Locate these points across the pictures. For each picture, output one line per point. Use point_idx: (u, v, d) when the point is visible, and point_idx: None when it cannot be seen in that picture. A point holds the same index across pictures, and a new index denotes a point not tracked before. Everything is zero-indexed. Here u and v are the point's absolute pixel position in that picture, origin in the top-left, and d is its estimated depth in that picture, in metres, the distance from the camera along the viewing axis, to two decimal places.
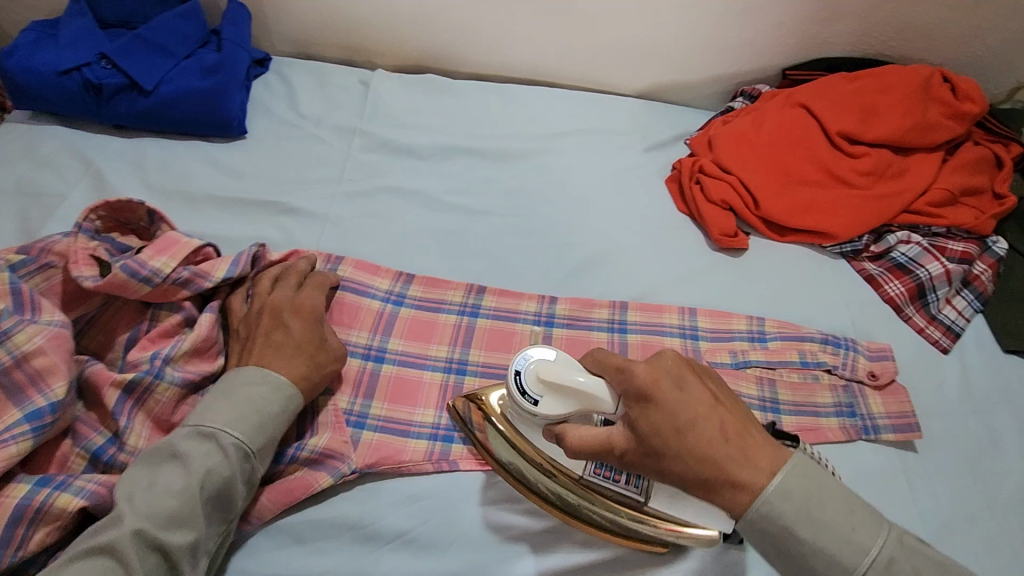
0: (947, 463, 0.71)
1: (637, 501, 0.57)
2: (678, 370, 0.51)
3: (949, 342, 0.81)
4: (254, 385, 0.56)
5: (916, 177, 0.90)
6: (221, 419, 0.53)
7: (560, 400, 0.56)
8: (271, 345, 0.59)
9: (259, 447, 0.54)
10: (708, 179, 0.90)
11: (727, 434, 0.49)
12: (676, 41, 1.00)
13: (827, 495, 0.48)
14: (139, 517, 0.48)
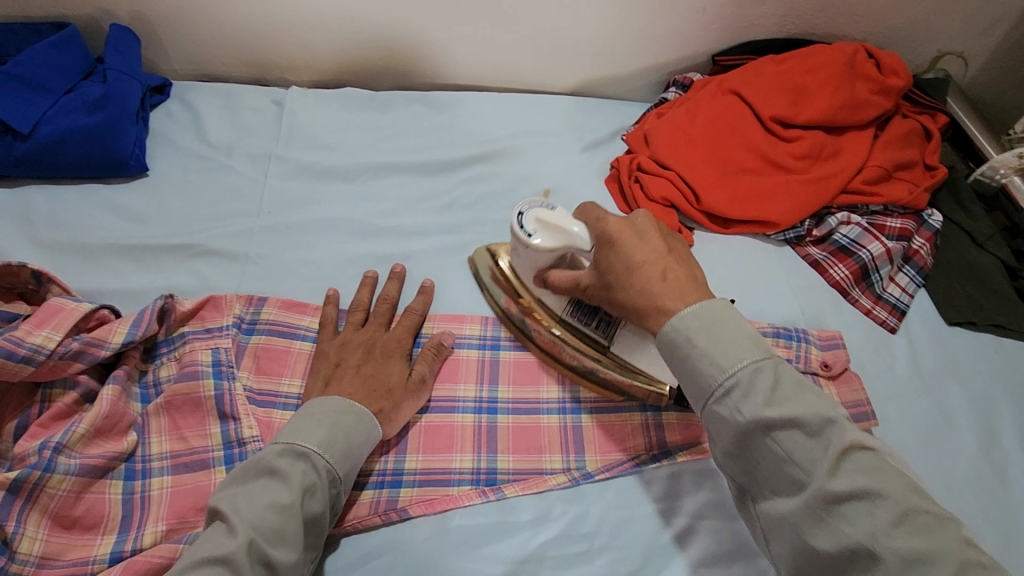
0: (905, 446, 0.71)
1: (603, 343, 0.66)
2: (645, 227, 0.58)
3: (896, 321, 0.81)
4: (343, 413, 0.56)
5: (851, 156, 0.89)
6: (316, 439, 0.54)
7: (550, 236, 0.63)
8: (359, 375, 0.61)
9: (348, 468, 0.55)
10: (647, 176, 0.87)
11: (666, 274, 0.55)
12: (602, 35, 0.96)
13: (724, 321, 0.50)
14: (247, 529, 0.47)
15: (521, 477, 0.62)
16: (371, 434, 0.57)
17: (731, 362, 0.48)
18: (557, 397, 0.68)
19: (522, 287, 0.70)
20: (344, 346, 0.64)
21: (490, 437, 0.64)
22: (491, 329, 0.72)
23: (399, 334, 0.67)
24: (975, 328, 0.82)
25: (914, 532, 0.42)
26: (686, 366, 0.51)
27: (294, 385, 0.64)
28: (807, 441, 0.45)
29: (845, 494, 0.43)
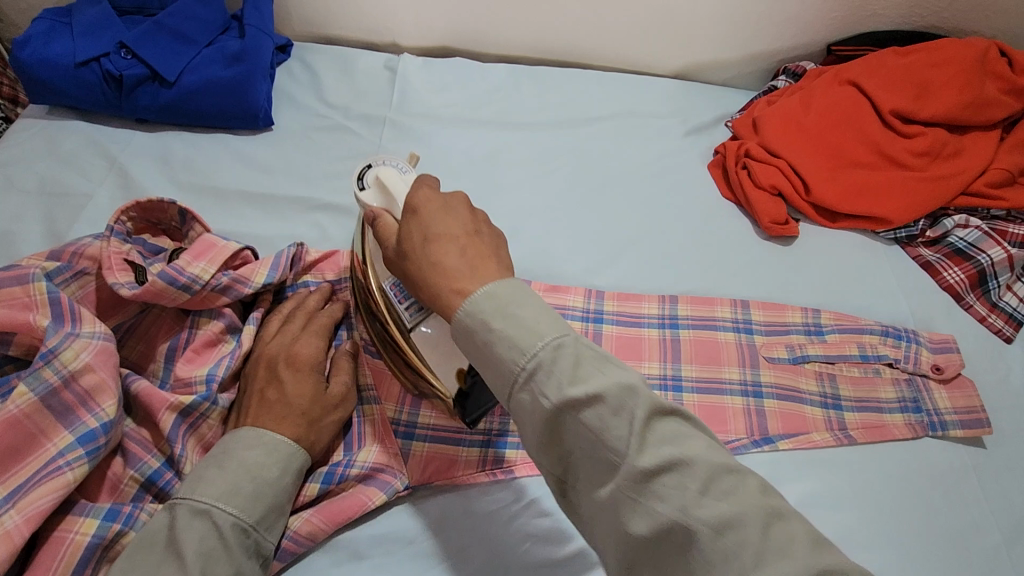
0: (1018, 459, 0.68)
1: (405, 325, 0.54)
2: (452, 203, 0.50)
3: (1012, 331, 0.77)
4: (249, 450, 0.50)
5: (975, 157, 0.86)
6: (215, 490, 0.47)
7: (383, 197, 0.54)
8: (262, 402, 0.54)
9: (260, 516, 0.48)
10: (755, 162, 0.86)
11: (467, 248, 0.48)
12: (714, 17, 0.95)
13: (583, 354, 0.43)
14: None
15: None
16: (290, 464, 0.51)
17: (612, 398, 0.41)
18: (657, 313, 0.74)
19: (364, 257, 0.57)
20: (251, 363, 0.57)
21: None
22: (594, 303, 0.75)
23: (308, 348, 0.58)
24: None
25: (722, 496, 0.39)
26: (564, 417, 0.42)
27: None
28: (556, 374, 0.42)
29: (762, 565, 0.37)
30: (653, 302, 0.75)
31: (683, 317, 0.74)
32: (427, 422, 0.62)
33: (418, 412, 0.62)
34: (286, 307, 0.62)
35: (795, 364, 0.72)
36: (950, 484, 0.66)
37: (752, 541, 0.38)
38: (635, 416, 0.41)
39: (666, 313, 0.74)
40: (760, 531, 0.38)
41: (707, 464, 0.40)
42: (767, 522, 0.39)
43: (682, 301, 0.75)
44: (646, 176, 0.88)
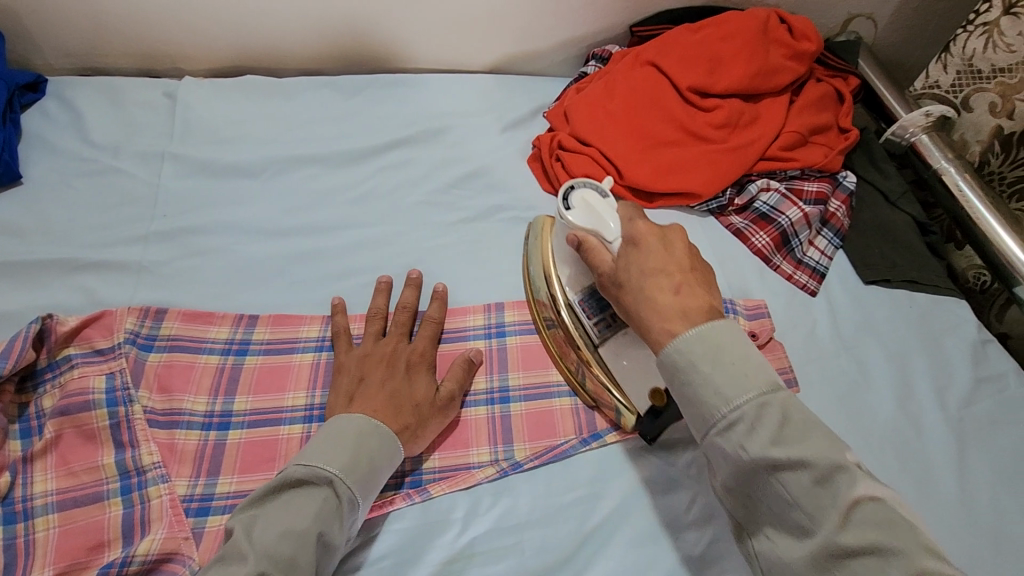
0: (828, 405, 0.72)
1: (593, 341, 0.64)
2: (671, 241, 0.57)
3: (816, 284, 0.82)
4: (367, 435, 0.54)
5: (769, 123, 0.90)
6: (339, 463, 0.52)
7: (586, 217, 0.61)
8: (384, 389, 0.59)
9: (366, 494, 0.53)
10: (567, 153, 0.85)
11: (680, 287, 0.53)
12: (514, 9, 0.93)
13: (738, 342, 0.49)
14: (260, 558, 0.46)
15: (448, 476, 0.61)
16: (393, 452, 0.56)
17: (735, 397, 0.47)
18: (482, 324, 0.71)
19: (546, 264, 0.69)
20: (392, 354, 0.63)
21: None
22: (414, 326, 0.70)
23: (424, 347, 0.65)
24: (890, 285, 0.84)
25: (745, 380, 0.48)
26: (690, 391, 0.49)
27: (200, 403, 0.60)
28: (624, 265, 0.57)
29: (855, 548, 0.42)
30: (479, 313, 0.72)
31: (509, 323, 0.72)
32: (227, 491, 0.56)
33: (216, 482, 0.56)
34: (74, 371, 0.59)
35: None
36: None
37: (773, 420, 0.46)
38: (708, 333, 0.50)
39: (492, 322, 0.72)
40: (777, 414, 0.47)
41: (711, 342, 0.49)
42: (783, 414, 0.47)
43: (508, 307, 0.73)
44: (463, 180, 0.86)
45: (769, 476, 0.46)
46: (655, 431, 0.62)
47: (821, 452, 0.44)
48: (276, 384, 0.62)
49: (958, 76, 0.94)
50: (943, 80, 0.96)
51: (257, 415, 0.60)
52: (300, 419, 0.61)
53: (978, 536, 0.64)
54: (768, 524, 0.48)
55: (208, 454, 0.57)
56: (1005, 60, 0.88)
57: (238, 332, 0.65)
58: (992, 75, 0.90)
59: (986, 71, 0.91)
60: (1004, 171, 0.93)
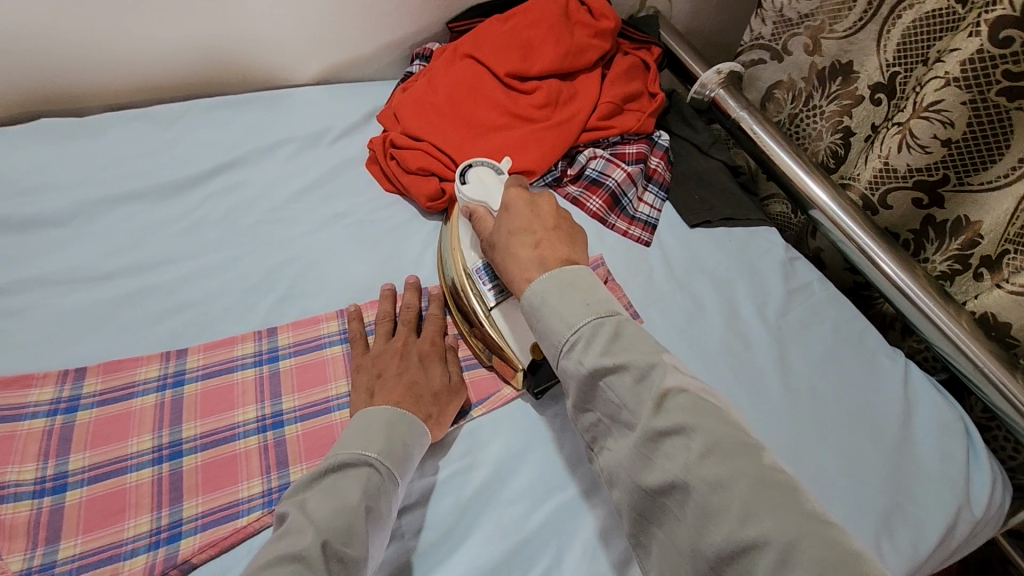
0: (671, 338, 0.79)
1: (486, 305, 0.70)
2: (538, 203, 0.66)
3: (649, 236, 0.90)
4: (395, 422, 0.58)
5: (585, 97, 0.97)
6: (375, 446, 0.55)
7: (474, 190, 0.72)
8: (402, 380, 0.63)
9: (403, 471, 0.56)
10: (401, 151, 0.87)
11: (539, 242, 0.61)
12: (326, 19, 0.94)
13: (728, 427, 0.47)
14: (318, 532, 0.48)
15: None
16: (416, 430, 0.59)
17: (573, 322, 0.53)
18: (337, 330, 0.71)
19: (455, 246, 0.75)
20: (379, 358, 0.66)
21: (278, 453, 0.60)
22: (266, 343, 0.68)
23: (433, 337, 0.70)
24: (712, 226, 0.94)
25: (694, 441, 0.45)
26: (540, 325, 0.55)
27: (27, 471, 0.56)
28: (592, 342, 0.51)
29: (667, 429, 0.46)
30: (332, 320, 0.72)
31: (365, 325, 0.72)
32: (70, 553, 0.52)
33: (57, 547, 0.52)
34: None
35: None
36: None
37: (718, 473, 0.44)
38: (653, 386, 0.48)
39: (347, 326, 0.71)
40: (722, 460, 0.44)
41: (640, 364, 0.49)
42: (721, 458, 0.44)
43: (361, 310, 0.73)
44: (301, 194, 0.85)
45: (598, 383, 0.51)
46: (542, 382, 0.68)
47: (641, 357, 0.50)
48: (116, 434, 0.59)
49: (775, 26, 1.01)
50: (765, 30, 1.03)
51: (97, 470, 0.57)
52: (147, 463, 0.58)
53: (802, 424, 0.73)
54: (609, 437, 0.52)
55: (44, 521, 0.53)
56: (806, 8, 0.94)
57: (66, 390, 0.61)
58: (800, 22, 0.96)
59: (795, 19, 0.97)
60: (823, 105, 0.97)
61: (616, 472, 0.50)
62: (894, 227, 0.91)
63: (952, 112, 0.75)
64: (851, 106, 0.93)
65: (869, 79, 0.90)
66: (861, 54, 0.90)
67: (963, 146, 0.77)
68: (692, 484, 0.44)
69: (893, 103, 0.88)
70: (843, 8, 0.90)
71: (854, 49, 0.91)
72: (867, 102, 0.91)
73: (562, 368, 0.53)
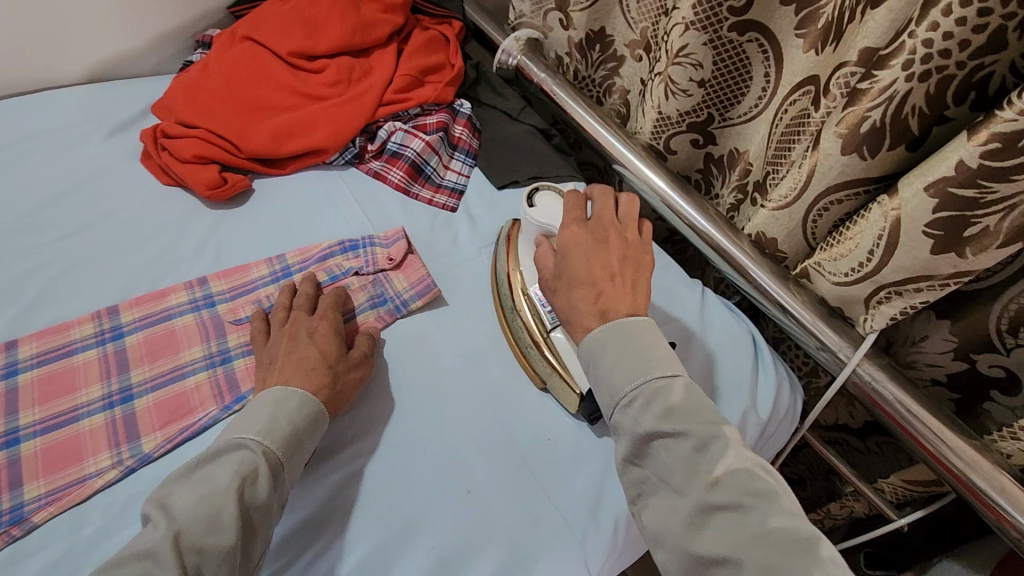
0: (475, 296, 0.79)
1: (546, 326, 0.69)
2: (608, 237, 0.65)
3: (455, 201, 0.90)
4: (285, 400, 0.57)
5: (380, 72, 0.96)
6: (260, 427, 0.55)
7: (535, 209, 0.72)
8: (291, 360, 0.62)
9: (290, 453, 0.55)
10: (175, 140, 0.82)
11: (602, 290, 0.60)
12: (77, 10, 0.87)
13: (744, 463, 0.50)
14: (172, 524, 0.48)
15: (55, 496, 0.55)
16: (308, 406, 0.58)
17: (634, 377, 0.55)
18: (92, 332, 0.66)
19: (511, 259, 0.76)
20: (286, 330, 0.65)
21: (9, 473, 0.56)
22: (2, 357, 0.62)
23: (326, 314, 0.67)
24: (520, 185, 0.95)
25: (709, 465, 0.50)
26: (601, 379, 0.57)
27: None
28: (636, 416, 0.53)
29: (723, 504, 0.49)
30: (86, 323, 0.66)
31: (127, 323, 0.67)
32: None
33: None
34: None
35: (266, 314, 0.71)
36: (424, 346, 0.73)
37: (712, 466, 0.50)
38: (708, 451, 0.51)
39: (104, 328, 0.66)
40: (707, 458, 0.50)
41: (716, 447, 0.51)
42: (705, 453, 0.51)
43: (124, 308, 0.68)
44: (63, 196, 0.78)
45: (653, 444, 0.53)
46: (597, 409, 0.65)
47: (701, 425, 0.52)
48: None
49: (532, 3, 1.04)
50: (525, 8, 1.06)
51: None
52: None
53: None
54: (654, 494, 0.53)
55: None
56: None
57: None
58: None
59: None
60: (591, 73, 1.03)
61: (663, 537, 0.51)
62: (684, 169, 0.93)
63: (697, 54, 0.76)
64: (617, 68, 0.99)
65: (624, 39, 0.94)
66: (610, 16, 0.94)
67: (715, 83, 0.79)
68: (700, 466, 0.50)
69: (650, 57, 0.91)
70: None
71: (602, 15, 0.94)
72: (630, 60, 0.95)
73: (615, 424, 0.55)
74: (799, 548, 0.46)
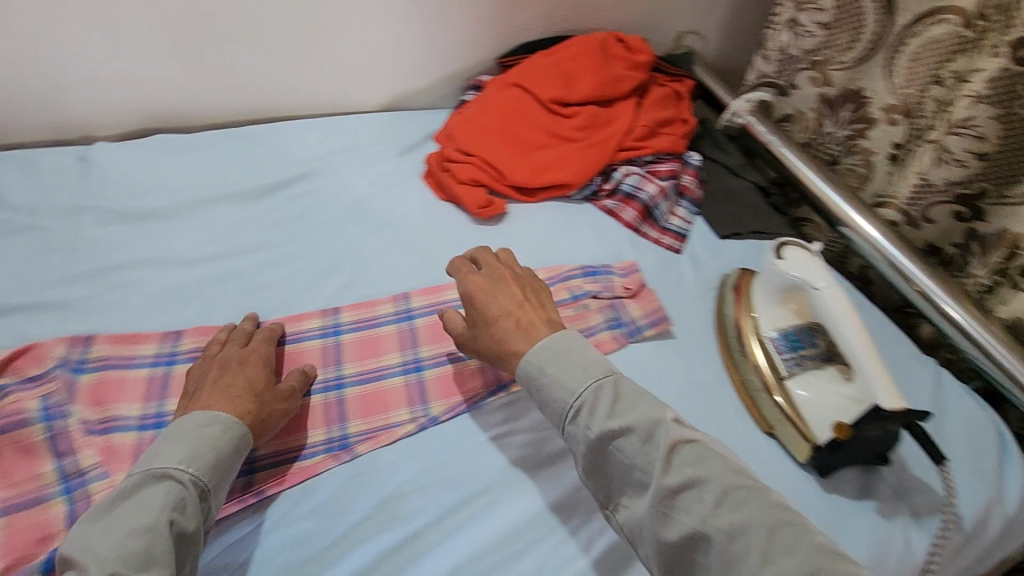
0: (699, 334, 0.84)
1: (780, 371, 0.75)
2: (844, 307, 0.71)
3: (680, 244, 0.97)
4: (206, 425, 0.57)
5: (622, 121, 1.07)
6: (182, 456, 0.54)
7: (797, 263, 0.75)
8: (219, 390, 0.61)
9: (217, 479, 0.55)
10: (455, 164, 0.98)
11: (518, 322, 0.66)
12: (393, 54, 1.08)
13: (715, 464, 0.54)
14: (107, 562, 0.47)
15: (370, 435, 0.67)
16: (231, 432, 0.58)
17: (573, 389, 0.58)
18: (394, 311, 0.79)
19: (745, 304, 0.82)
20: (229, 359, 0.65)
21: (337, 409, 0.69)
22: (330, 319, 0.77)
23: (257, 354, 0.67)
24: (741, 237, 1.00)
25: (723, 497, 0.52)
26: (544, 397, 0.60)
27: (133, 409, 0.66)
28: (597, 411, 0.56)
29: (680, 486, 0.52)
30: (388, 303, 0.80)
31: (417, 308, 0.80)
32: None
33: None
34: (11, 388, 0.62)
35: None
36: (653, 371, 0.79)
37: (709, 477, 0.53)
38: (659, 443, 0.54)
39: (401, 309, 0.80)
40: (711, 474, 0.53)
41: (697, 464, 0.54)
42: (704, 460, 0.54)
43: (414, 295, 0.82)
44: (367, 198, 0.96)
45: (608, 447, 0.56)
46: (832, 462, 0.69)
47: (645, 416, 0.56)
48: None
49: (779, 64, 1.09)
50: (769, 69, 1.11)
51: None
52: None
53: None
54: (622, 495, 0.56)
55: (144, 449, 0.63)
56: (811, 44, 1.02)
57: (165, 347, 0.72)
58: (806, 57, 1.03)
59: (800, 55, 1.04)
60: (836, 131, 1.03)
61: (637, 526, 0.54)
62: (937, 242, 0.91)
63: (981, 126, 0.79)
64: (866, 130, 0.98)
65: (882, 103, 0.95)
66: (873, 80, 0.96)
67: (999, 157, 0.80)
68: (686, 474, 0.53)
69: (911, 122, 0.91)
70: (847, 42, 0.97)
71: (864, 77, 0.97)
72: (883, 124, 0.95)
73: (569, 435, 0.58)
74: (825, 555, 0.48)
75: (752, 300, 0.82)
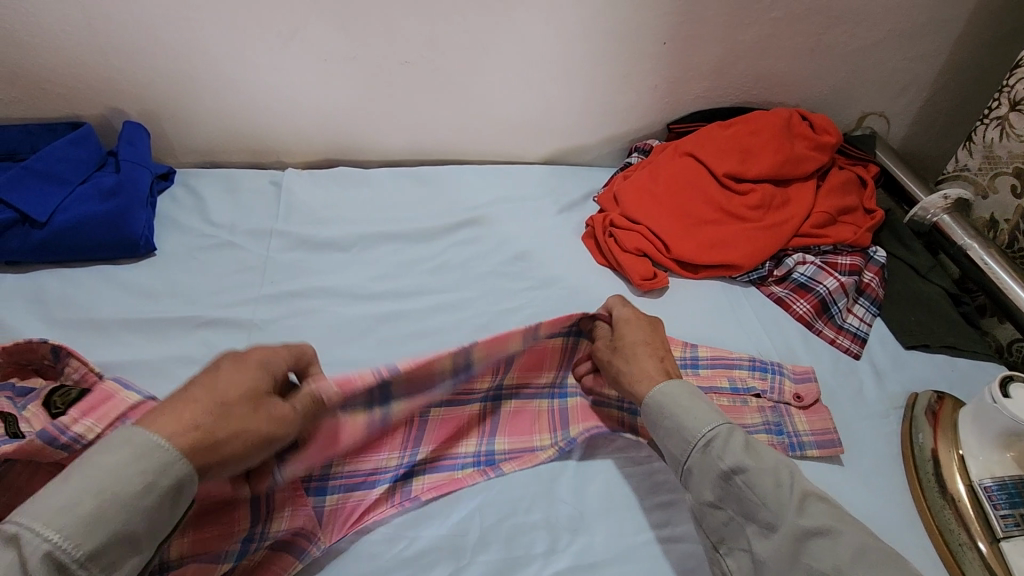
0: (884, 459, 0.75)
1: (995, 530, 0.67)
2: None
3: (859, 348, 0.88)
4: (128, 460, 0.43)
5: (799, 204, 1.00)
6: (49, 515, 0.40)
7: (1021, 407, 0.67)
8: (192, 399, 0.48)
9: (94, 549, 0.41)
10: (620, 230, 0.96)
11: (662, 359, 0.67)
12: (567, 111, 1.08)
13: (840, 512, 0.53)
14: None
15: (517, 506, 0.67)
16: (158, 476, 0.43)
17: (708, 420, 0.59)
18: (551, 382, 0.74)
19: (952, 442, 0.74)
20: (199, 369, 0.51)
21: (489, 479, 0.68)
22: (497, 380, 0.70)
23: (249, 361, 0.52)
24: (930, 350, 0.89)
25: (854, 546, 0.50)
26: (671, 423, 0.60)
27: None
28: (729, 446, 0.57)
29: (815, 529, 0.51)
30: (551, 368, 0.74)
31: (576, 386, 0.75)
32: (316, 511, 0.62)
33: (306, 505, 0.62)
34: None
35: None
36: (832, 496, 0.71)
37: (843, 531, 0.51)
38: (794, 487, 0.54)
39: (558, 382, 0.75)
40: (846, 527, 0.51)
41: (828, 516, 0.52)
42: (838, 514, 0.53)
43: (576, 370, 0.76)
44: (529, 252, 0.96)
45: (733, 481, 0.55)
46: None
47: (773, 459, 0.56)
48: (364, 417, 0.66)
49: (982, 162, 1.00)
50: (971, 164, 1.02)
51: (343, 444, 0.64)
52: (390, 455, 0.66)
53: None
54: (744, 537, 0.55)
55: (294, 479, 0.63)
56: (1020, 149, 0.93)
57: None
58: (1011, 162, 0.95)
59: (1005, 158, 0.96)
60: None
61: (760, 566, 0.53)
62: None
63: None
64: None
65: None
66: None
67: None
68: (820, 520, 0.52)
69: None
70: None
71: None
72: None
73: (691, 465, 0.58)
74: None
75: (958, 437, 0.74)
